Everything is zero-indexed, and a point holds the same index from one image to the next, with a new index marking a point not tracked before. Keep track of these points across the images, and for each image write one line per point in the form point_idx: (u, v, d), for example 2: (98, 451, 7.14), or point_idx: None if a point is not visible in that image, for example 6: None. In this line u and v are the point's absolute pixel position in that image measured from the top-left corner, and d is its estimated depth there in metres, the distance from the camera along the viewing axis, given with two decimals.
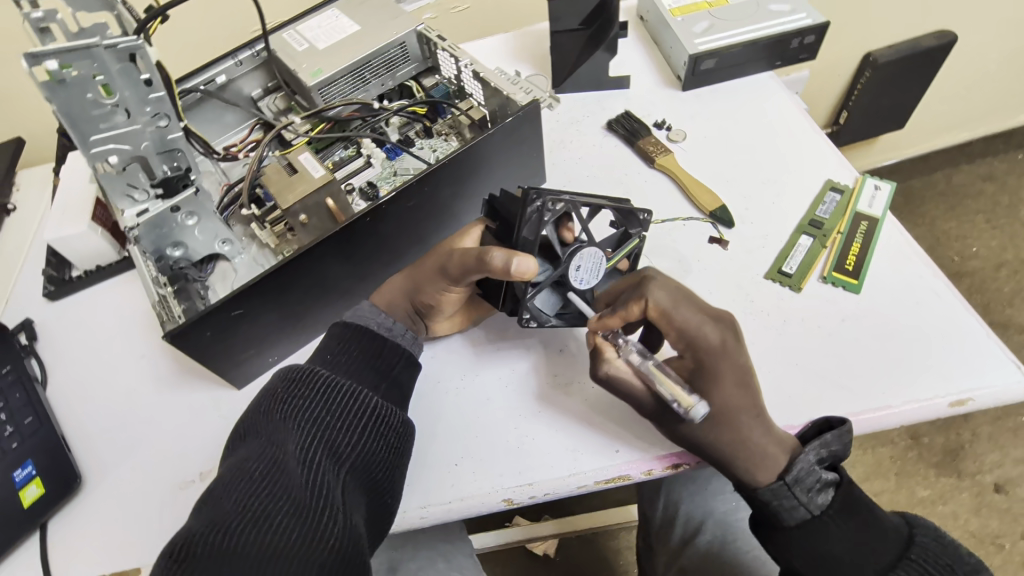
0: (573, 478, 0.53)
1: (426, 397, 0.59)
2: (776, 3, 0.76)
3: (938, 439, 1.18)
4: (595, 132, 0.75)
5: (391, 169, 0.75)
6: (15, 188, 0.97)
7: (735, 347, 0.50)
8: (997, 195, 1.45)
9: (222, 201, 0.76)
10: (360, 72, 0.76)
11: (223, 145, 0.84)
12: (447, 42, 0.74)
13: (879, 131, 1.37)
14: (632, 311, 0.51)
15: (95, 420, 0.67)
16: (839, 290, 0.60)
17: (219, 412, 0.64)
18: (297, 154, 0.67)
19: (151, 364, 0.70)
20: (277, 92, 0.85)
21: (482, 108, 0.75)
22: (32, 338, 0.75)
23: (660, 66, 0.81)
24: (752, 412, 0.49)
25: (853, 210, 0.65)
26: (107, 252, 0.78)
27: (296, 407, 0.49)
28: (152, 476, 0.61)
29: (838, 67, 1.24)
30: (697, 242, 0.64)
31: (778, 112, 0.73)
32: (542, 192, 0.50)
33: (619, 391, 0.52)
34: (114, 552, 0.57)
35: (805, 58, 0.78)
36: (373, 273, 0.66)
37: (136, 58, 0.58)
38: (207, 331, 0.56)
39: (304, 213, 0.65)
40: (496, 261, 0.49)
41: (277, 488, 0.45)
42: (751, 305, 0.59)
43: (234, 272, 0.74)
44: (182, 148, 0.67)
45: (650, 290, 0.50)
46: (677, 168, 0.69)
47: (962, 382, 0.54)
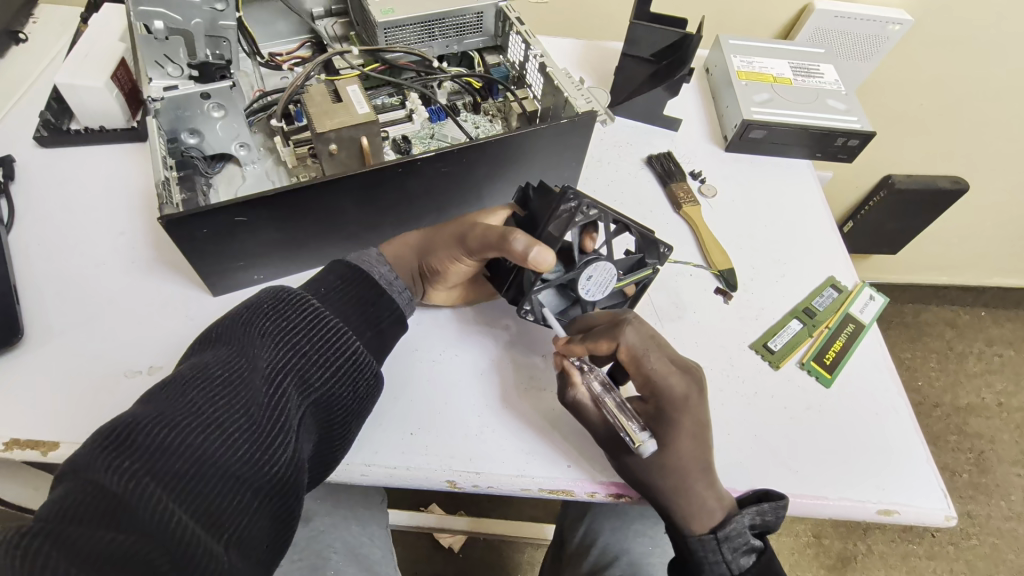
0: (519, 478, 0.53)
1: (401, 360, 0.59)
2: (834, 100, 0.79)
3: (836, 544, 1.24)
4: (633, 162, 0.76)
5: (430, 131, 0.74)
6: (33, 20, 0.91)
7: (697, 402, 0.50)
8: (953, 341, 1.53)
9: (251, 105, 0.73)
10: (431, 26, 0.76)
11: (267, 51, 0.82)
12: (524, 27, 0.74)
13: (874, 250, 1.44)
14: (602, 346, 0.52)
15: (53, 279, 0.63)
16: (812, 379, 0.61)
17: (186, 312, 0.62)
18: (346, 84, 0.66)
19: (129, 244, 0.67)
20: (339, 18, 0.84)
21: (536, 102, 0.75)
22: (8, 178, 0.70)
23: (711, 120, 0.83)
24: (702, 466, 0.50)
25: (845, 310, 0.67)
26: (115, 116, 0.75)
27: (277, 329, 0.48)
28: (99, 354, 0.58)
29: (858, 178, 1.29)
30: (701, 293, 0.66)
31: (805, 199, 0.76)
32: (580, 193, 0.50)
33: (581, 418, 0.53)
34: (33, 420, 0.54)
35: (842, 158, 0.81)
36: (383, 225, 0.65)
37: None
38: (204, 228, 0.54)
39: (336, 143, 0.64)
40: (516, 245, 0.49)
41: (237, 402, 0.43)
42: (730, 368, 0.61)
43: (241, 179, 0.71)
44: (229, 39, 0.67)
45: (623, 333, 0.51)
46: (699, 221, 0.70)
47: (894, 495, 0.55)
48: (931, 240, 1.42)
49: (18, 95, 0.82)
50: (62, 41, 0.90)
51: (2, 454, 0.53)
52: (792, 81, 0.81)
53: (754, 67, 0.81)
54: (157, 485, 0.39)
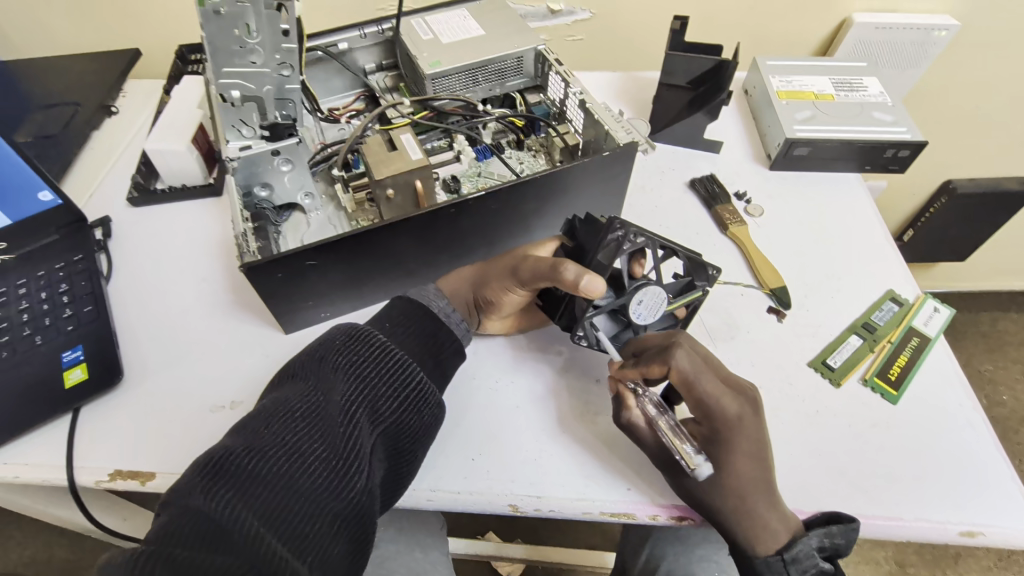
0: (580, 502, 0.54)
1: (460, 389, 0.61)
2: (880, 112, 0.78)
3: (923, 573, 1.16)
4: (676, 187, 0.78)
5: (477, 170, 0.79)
6: (123, 94, 1.03)
7: (752, 422, 0.50)
8: None
9: (314, 158, 0.80)
10: (474, 73, 0.80)
11: (326, 106, 0.89)
12: (563, 67, 0.78)
13: (940, 258, 1.38)
14: (654, 370, 0.52)
15: (147, 324, 0.70)
16: (877, 396, 0.60)
17: (262, 350, 0.67)
18: (399, 133, 0.71)
19: (210, 290, 0.73)
20: (389, 71, 0.90)
21: (576, 136, 0.79)
22: (106, 236, 0.79)
23: (753, 140, 0.83)
24: (762, 486, 0.49)
25: (908, 323, 0.65)
26: (194, 174, 0.83)
27: (348, 363, 0.51)
28: (186, 392, 0.64)
29: (915, 186, 1.25)
30: (754, 312, 0.66)
31: (857, 213, 0.75)
32: (626, 223, 0.52)
33: (636, 440, 0.54)
34: (132, 453, 0.60)
35: (894, 170, 0.79)
36: (438, 261, 0.68)
37: (283, 8, 0.61)
38: (279, 273, 0.59)
39: (393, 188, 0.68)
40: (567, 274, 0.51)
41: (315, 432, 0.47)
42: (789, 388, 0.60)
43: (307, 225, 0.78)
44: (295, 100, 0.71)
45: (674, 357, 0.50)
46: (748, 241, 0.71)
47: (977, 515, 0.53)
48: (1003, 244, 1.35)
49: (112, 161, 0.92)
50: (147, 110, 1.00)
51: (107, 485, 0.58)
52: (834, 97, 0.80)
53: (794, 86, 0.82)
54: (248, 510, 0.42)
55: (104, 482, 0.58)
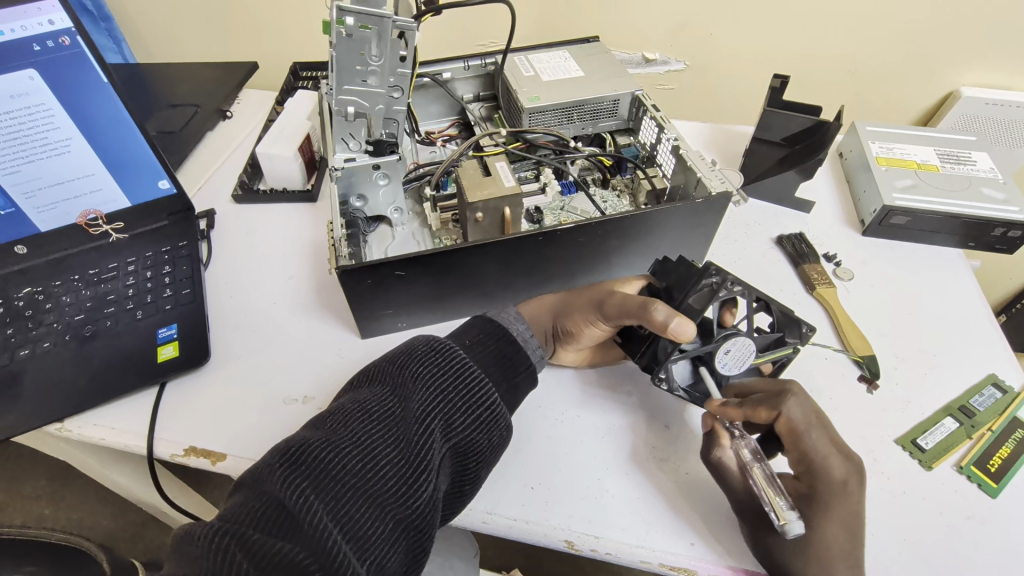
0: (639, 549, 0.52)
1: (526, 415, 0.61)
2: (989, 188, 0.75)
3: None
4: (762, 241, 0.76)
5: (561, 203, 0.81)
6: (238, 102, 1.12)
7: (855, 489, 0.47)
8: None
9: (409, 175, 0.85)
10: (570, 111, 0.83)
11: (423, 129, 0.94)
12: (660, 113, 0.79)
13: None
14: (760, 414, 0.51)
15: (234, 313, 0.74)
16: (973, 486, 0.55)
17: (336, 351, 0.70)
18: (495, 160, 0.74)
19: (295, 288, 0.77)
20: (485, 102, 0.94)
21: (665, 181, 0.79)
22: (209, 227, 0.85)
23: (845, 203, 0.81)
24: (852, 563, 0.45)
25: (1012, 412, 0.60)
26: (295, 179, 0.89)
27: (427, 373, 0.52)
28: (264, 381, 0.66)
29: (1014, 270, 1.18)
30: (839, 378, 0.63)
31: (957, 289, 0.71)
32: (723, 269, 0.51)
33: (723, 482, 0.52)
34: (206, 432, 0.62)
35: (1000, 249, 0.75)
36: (516, 287, 0.69)
37: (404, 36, 0.66)
38: (368, 279, 0.61)
39: (482, 211, 0.70)
40: (656, 314, 0.50)
41: (388, 437, 0.48)
42: (875, 463, 0.56)
43: (392, 237, 0.82)
44: (400, 121, 0.74)
45: (786, 404, 0.49)
46: (836, 304, 0.68)
47: None
48: None
49: (221, 160, 0.99)
50: (258, 118, 1.08)
51: (180, 459, 0.61)
52: (938, 168, 0.77)
53: (894, 153, 0.80)
54: (319, 503, 0.43)
55: (178, 456, 0.61)
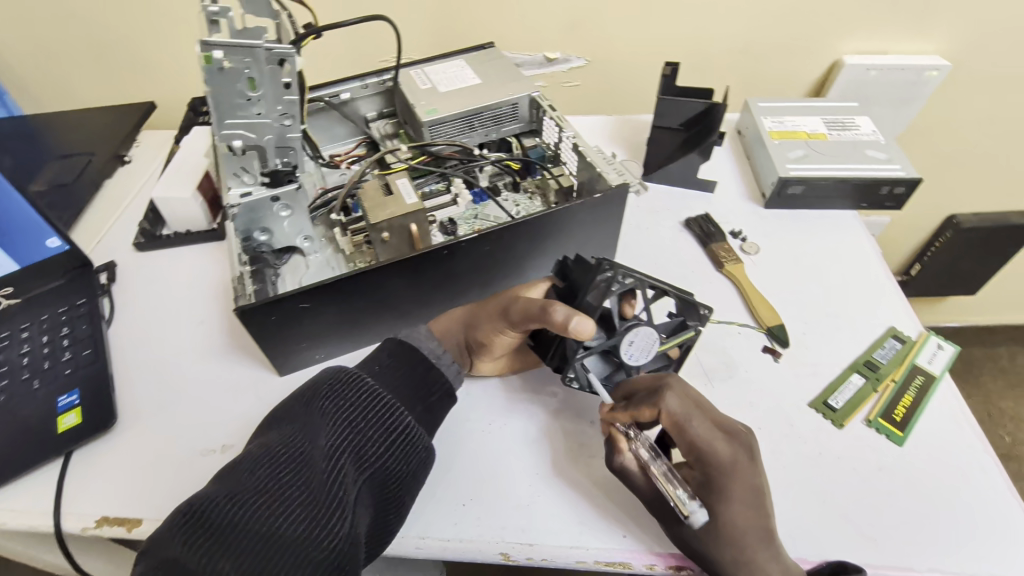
0: (574, 550, 0.53)
1: (452, 431, 0.60)
2: (873, 150, 0.79)
3: None
4: (671, 226, 0.78)
5: (473, 212, 0.80)
6: (136, 144, 1.07)
7: (748, 467, 0.49)
8: None
9: (315, 202, 0.82)
10: (471, 119, 0.82)
11: (328, 152, 0.91)
12: (556, 112, 0.80)
13: (950, 293, 1.37)
14: (645, 413, 0.52)
15: (142, 368, 0.70)
16: (882, 438, 0.58)
17: (254, 392, 0.67)
18: (396, 178, 0.73)
19: (207, 332, 0.74)
20: (389, 118, 0.93)
21: (571, 178, 0.80)
22: (110, 280, 0.80)
23: (747, 179, 0.84)
24: (762, 535, 0.47)
25: (911, 361, 0.63)
26: (198, 220, 0.85)
27: (335, 406, 0.51)
28: (179, 435, 0.63)
29: (919, 222, 1.25)
30: (750, 350, 0.64)
31: (854, 249, 0.74)
32: (615, 264, 0.52)
33: (630, 486, 0.53)
34: (120, 498, 0.59)
35: (891, 206, 0.79)
36: (431, 303, 0.69)
37: (285, 63, 0.64)
38: (272, 315, 0.59)
39: (388, 231, 0.69)
40: (556, 315, 0.51)
41: (297, 479, 0.46)
42: (790, 429, 0.58)
43: (305, 267, 0.79)
44: (296, 148, 0.72)
45: (664, 399, 0.51)
46: (744, 279, 0.70)
47: (994, 565, 0.50)
48: (1014, 277, 1.33)
49: (122, 208, 0.95)
50: (159, 159, 1.04)
51: (93, 532, 0.57)
52: (826, 136, 0.81)
53: (786, 126, 0.83)
54: (226, 561, 0.41)
55: (90, 529, 0.57)
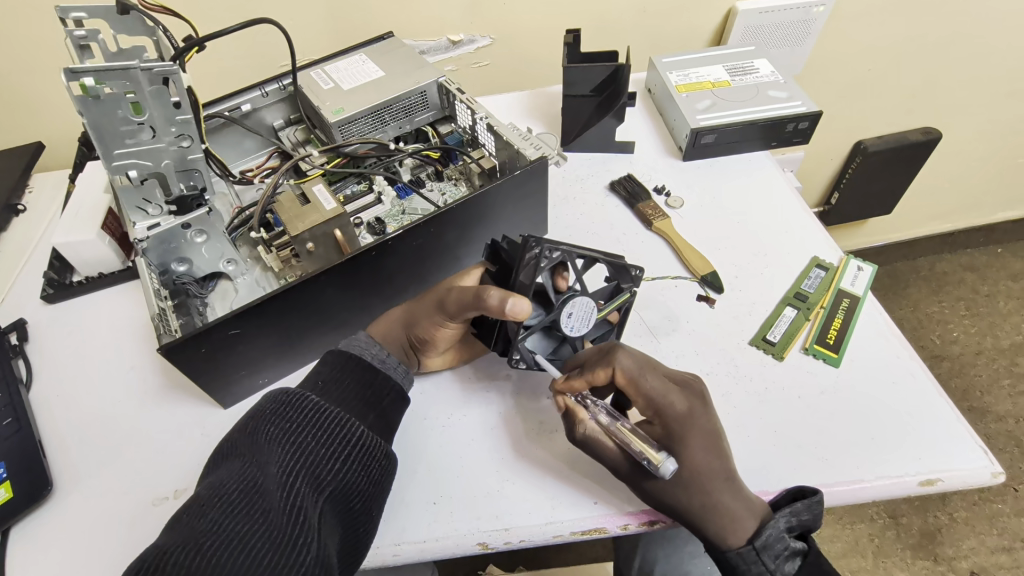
0: (550, 526, 0.53)
1: (411, 433, 0.60)
2: (774, 90, 0.82)
3: (916, 520, 1.21)
4: (597, 191, 0.79)
5: (400, 207, 0.78)
6: (27, 189, 0.99)
7: (701, 413, 0.52)
8: (977, 284, 1.53)
9: (233, 222, 0.77)
10: (381, 114, 0.80)
11: (239, 169, 0.87)
12: (465, 95, 0.79)
13: (869, 214, 1.44)
14: (601, 375, 0.52)
15: (75, 426, 0.65)
16: (819, 362, 0.61)
17: (201, 429, 0.64)
18: (311, 186, 0.70)
19: (139, 377, 0.69)
20: (298, 124, 0.89)
21: (493, 158, 0.79)
22: (22, 339, 0.74)
23: (663, 135, 0.85)
24: (723, 475, 0.50)
25: (836, 286, 0.67)
26: (110, 260, 0.78)
27: (283, 430, 0.50)
28: (126, 490, 0.60)
29: (832, 151, 1.31)
30: (687, 301, 0.66)
31: (771, 188, 0.77)
32: (541, 240, 0.52)
33: (597, 454, 0.53)
34: (73, 567, 0.55)
35: (798, 141, 0.83)
36: (370, 306, 0.67)
37: (170, 81, 0.60)
38: (202, 347, 0.56)
39: (311, 241, 0.67)
40: (491, 300, 0.51)
41: (255, 511, 0.45)
42: (736, 369, 0.61)
43: (234, 292, 0.74)
44: (201, 169, 0.69)
45: (617, 359, 0.52)
46: (673, 233, 0.72)
47: (932, 462, 0.54)
48: (923, 191, 1.43)
49: (23, 260, 0.88)
50: (56, 202, 0.96)
51: None
52: (730, 83, 0.83)
53: (691, 78, 0.84)
54: None
55: None
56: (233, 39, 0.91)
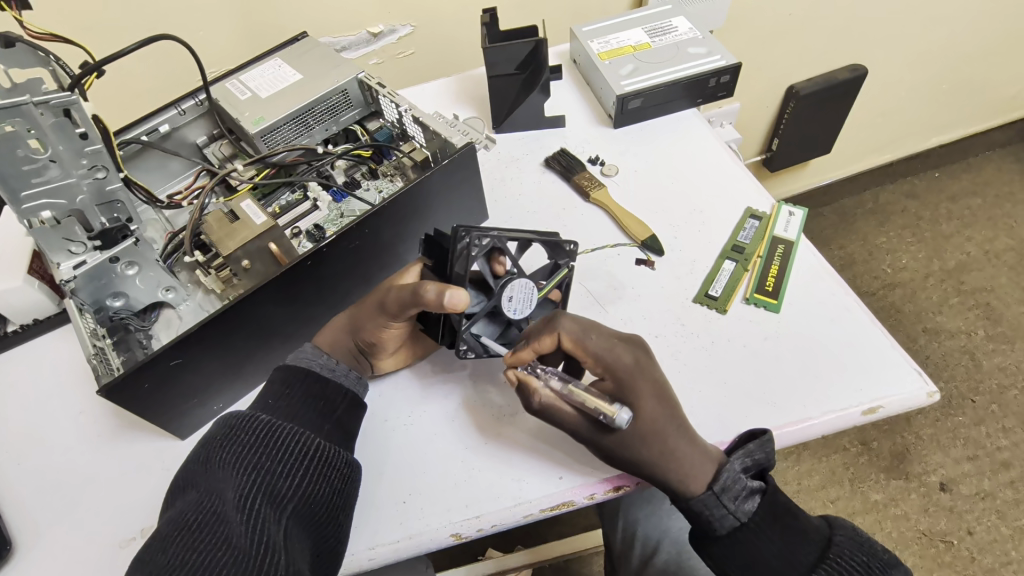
0: (518, 506, 0.54)
1: (372, 436, 0.60)
2: (694, 47, 0.82)
3: (885, 444, 1.26)
4: (533, 170, 0.78)
5: (338, 211, 0.75)
6: None
7: (647, 363, 0.54)
8: (919, 211, 1.59)
9: (165, 248, 0.74)
10: (304, 118, 0.78)
11: (166, 194, 0.83)
12: (387, 88, 0.78)
13: (810, 156, 1.47)
14: (547, 341, 0.54)
15: (30, 481, 0.63)
16: (761, 310, 0.63)
17: (162, 463, 0.63)
18: (239, 202, 0.68)
19: (90, 420, 0.67)
20: (222, 139, 0.85)
21: (424, 150, 0.77)
22: None
23: (592, 105, 0.85)
24: (675, 423, 0.52)
25: (771, 234, 0.69)
26: (45, 305, 0.74)
27: (237, 454, 0.49)
28: (90, 537, 0.59)
29: (766, 99, 1.32)
30: (628, 267, 0.67)
31: (701, 145, 0.78)
32: (469, 229, 0.54)
33: (556, 419, 0.53)
34: None
35: (723, 95, 0.84)
36: (317, 315, 0.67)
37: (72, 112, 0.58)
38: (145, 382, 0.55)
39: (247, 258, 0.66)
40: (429, 294, 0.53)
41: (216, 538, 0.44)
42: (683, 328, 0.62)
43: (178, 319, 0.71)
44: (122, 200, 0.66)
45: (561, 323, 0.54)
46: (610, 202, 0.72)
47: (873, 390, 0.57)
48: (857, 127, 1.46)
49: None
50: None
51: None
52: (650, 45, 0.83)
53: (612, 44, 0.84)
54: None
55: None
56: (139, 55, 0.87)
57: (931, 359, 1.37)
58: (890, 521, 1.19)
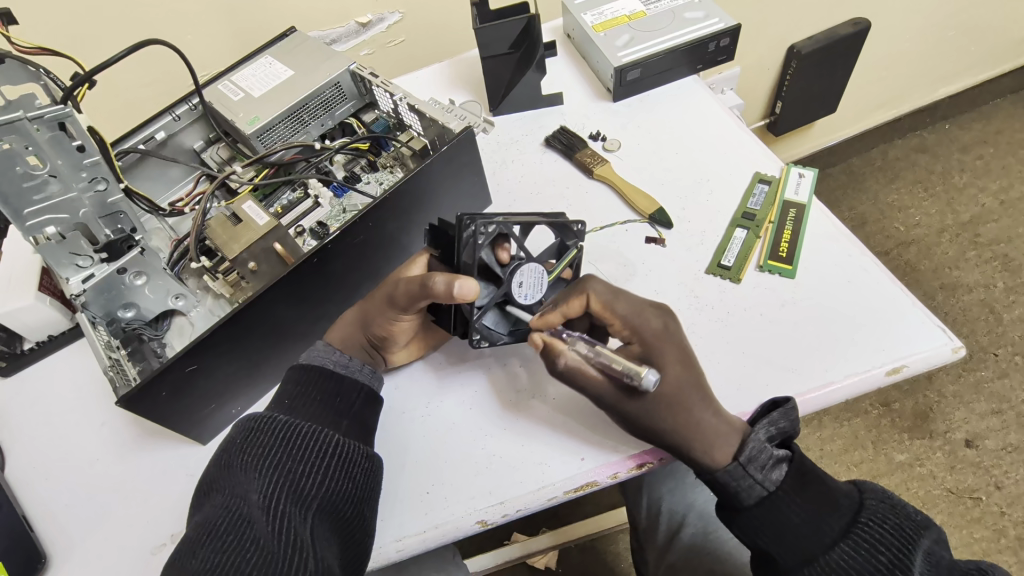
0: (542, 490, 0.54)
1: (393, 428, 0.60)
2: (690, 12, 0.80)
3: (907, 403, 1.25)
4: (535, 150, 0.77)
5: (340, 207, 0.74)
6: None
7: (676, 330, 0.54)
8: (930, 164, 1.55)
9: (172, 256, 0.73)
10: (299, 114, 0.78)
11: (167, 202, 0.81)
12: (380, 78, 0.76)
13: (815, 116, 1.44)
14: (575, 303, 0.54)
15: (59, 496, 0.64)
16: (776, 277, 0.61)
17: (186, 469, 0.63)
18: (240, 204, 0.68)
19: (112, 432, 0.67)
20: (219, 142, 0.84)
21: (422, 138, 0.77)
22: None
23: (589, 79, 0.84)
24: (698, 393, 0.51)
25: (782, 198, 0.67)
26: (59, 321, 0.74)
27: (257, 455, 0.49)
28: (122, 545, 0.59)
29: (767, 61, 1.29)
30: (638, 243, 0.66)
31: (704, 112, 0.76)
32: (473, 216, 0.53)
33: (581, 381, 0.52)
34: None
35: (723, 59, 0.82)
36: (327, 313, 0.66)
37: (67, 125, 0.58)
38: (163, 391, 0.55)
39: (252, 260, 0.66)
40: (438, 285, 0.53)
41: (244, 541, 0.45)
42: (697, 300, 0.61)
43: (191, 326, 0.70)
44: (125, 210, 0.66)
45: (590, 283, 0.54)
46: (615, 177, 0.71)
47: (896, 350, 0.56)
48: (862, 83, 1.42)
49: None
50: None
51: None
52: (645, 13, 0.81)
53: (606, 15, 0.82)
54: None
55: None
56: (129, 63, 0.86)
57: (950, 315, 1.35)
58: (916, 480, 1.18)
